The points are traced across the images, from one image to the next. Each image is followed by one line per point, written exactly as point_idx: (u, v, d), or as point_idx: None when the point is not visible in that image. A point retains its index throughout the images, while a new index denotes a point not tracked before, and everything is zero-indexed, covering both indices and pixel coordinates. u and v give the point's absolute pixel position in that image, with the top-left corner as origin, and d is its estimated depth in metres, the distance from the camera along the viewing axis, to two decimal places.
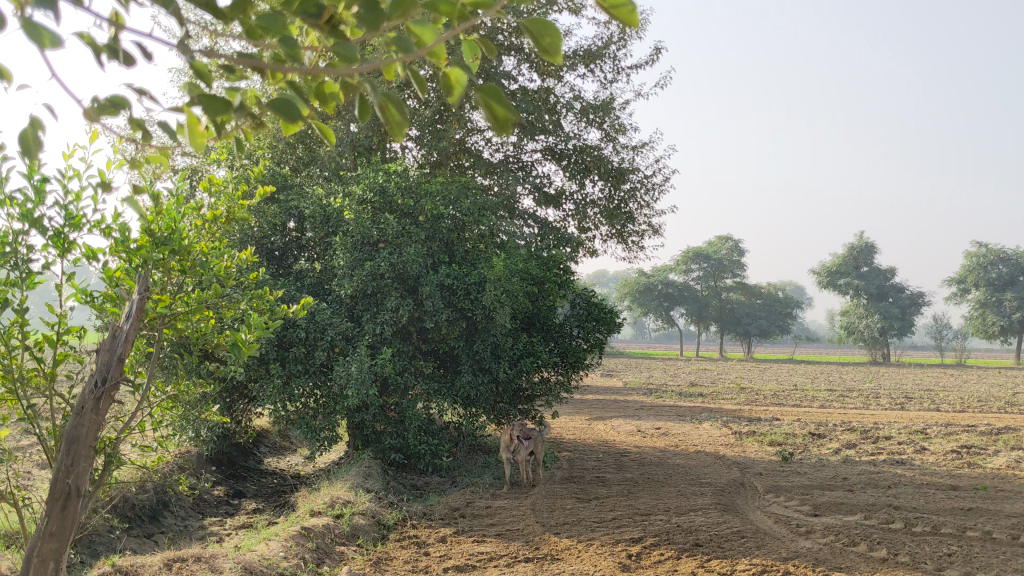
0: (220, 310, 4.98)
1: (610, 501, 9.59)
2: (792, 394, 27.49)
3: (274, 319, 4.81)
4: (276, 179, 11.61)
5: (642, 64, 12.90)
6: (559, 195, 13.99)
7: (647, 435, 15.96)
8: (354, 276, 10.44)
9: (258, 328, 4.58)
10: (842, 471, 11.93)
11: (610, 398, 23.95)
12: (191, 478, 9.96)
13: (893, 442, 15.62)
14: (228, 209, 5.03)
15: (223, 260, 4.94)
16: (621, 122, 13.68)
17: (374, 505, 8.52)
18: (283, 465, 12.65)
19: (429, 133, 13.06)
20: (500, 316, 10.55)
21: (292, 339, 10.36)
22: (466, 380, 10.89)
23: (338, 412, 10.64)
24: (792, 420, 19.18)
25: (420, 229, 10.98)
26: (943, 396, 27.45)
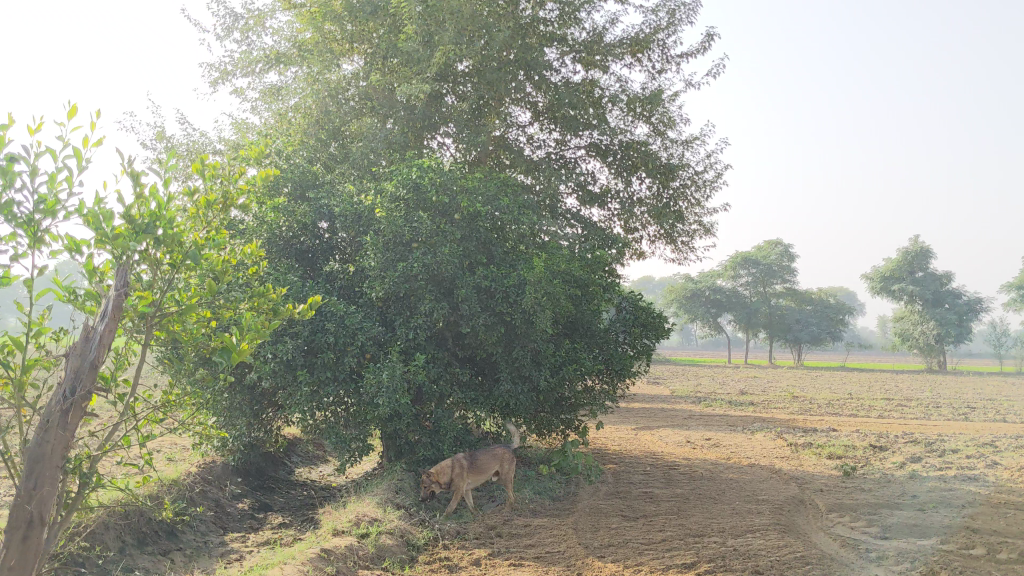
0: (218, 309, 4.38)
1: (660, 520, 8.88)
2: (849, 403, 26.46)
3: (274, 320, 4.28)
4: (306, 176, 11.12)
5: (692, 51, 12.17)
6: (603, 193, 13.32)
7: (697, 446, 15.18)
8: (387, 278, 9.89)
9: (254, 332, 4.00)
10: (911, 488, 11.05)
11: (657, 407, 23.18)
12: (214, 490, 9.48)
13: (961, 455, 14.65)
14: (226, 196, 4.46)
15: (220, 253, 4.34)
16: (670, 116, 12.98)
17: (404, 523, 7.92)
18: (315, 475, 12.15)
19: (467, 128, 12.47)
20: (541, 321, 9.84)
21: (321, 344, 9.80)
22: (507, 389, 10.25)
23: (370, 421, 10.09)
24: (851, 431, 18.23)
25: (456, 228, 10.37)
26: (1006, 406, 26.16)
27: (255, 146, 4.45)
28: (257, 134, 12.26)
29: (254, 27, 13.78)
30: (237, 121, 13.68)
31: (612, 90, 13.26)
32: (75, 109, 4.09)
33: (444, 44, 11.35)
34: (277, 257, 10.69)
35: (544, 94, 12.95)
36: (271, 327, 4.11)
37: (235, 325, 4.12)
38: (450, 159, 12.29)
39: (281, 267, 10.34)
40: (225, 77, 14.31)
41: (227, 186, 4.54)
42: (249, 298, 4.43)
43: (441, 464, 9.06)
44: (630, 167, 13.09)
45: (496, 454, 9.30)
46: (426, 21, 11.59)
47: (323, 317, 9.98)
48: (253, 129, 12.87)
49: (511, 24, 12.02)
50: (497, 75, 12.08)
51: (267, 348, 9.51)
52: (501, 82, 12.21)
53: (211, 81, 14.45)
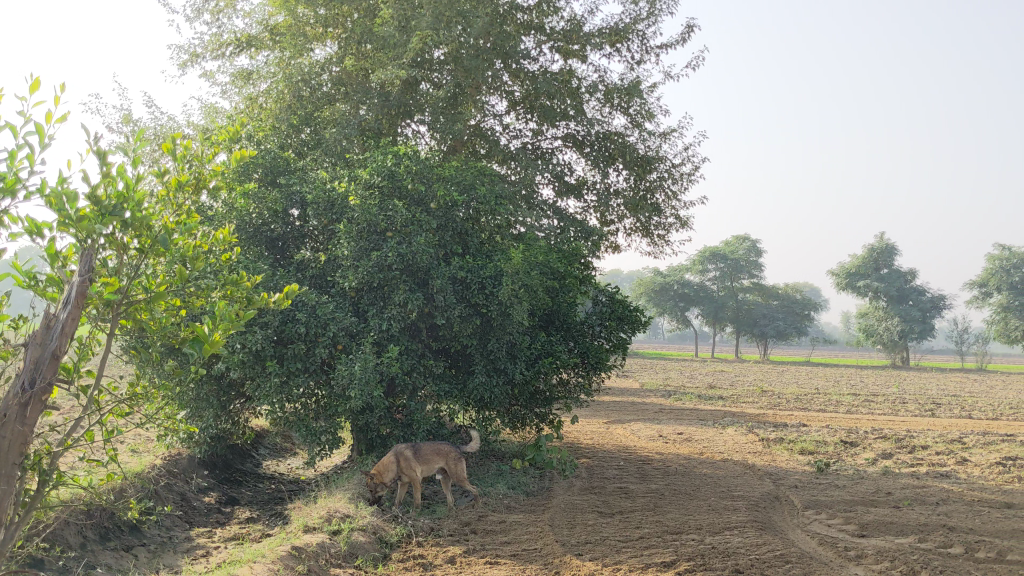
0: (190, 297, 4.18)
1: (636, 516, 8.75)
2: (817, 398, 26.57)
3: (249, 309, 4.07)
4: (277, 162, 10.83)
5: (673, 42, 12.01)
6: (580, 184, 13.16)
7: (669, 441, 15.12)
8: (360, 267, 9.66)
9: (227, 321, 3.80)
10: (884, 485, 11.02)
11: (628, 400, 23.12)
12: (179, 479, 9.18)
13: (931, 452, 14.68)
14: (200, 179, 4.25)
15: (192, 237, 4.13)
16: (648, 107, 12.84)
17: (377, 519, 7.71)
18: (283, 469, 11.90)
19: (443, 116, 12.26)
20: (518, 313, 9.66)
21: (292, 334, 9.56)
22: (481, 382, 10.05)
23: (341, 414, 9.87)
24: (821, 427, 18.26)
25: (432, 217, 10.15)
26: (970, 402, 26.41)
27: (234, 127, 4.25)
28: (228, 118, 11.97)
29: (224, 9, 13.44)
30: (206, 105, 13.36)
31: (590, 80, 13.11)
32: (38, 83, 3.83)
33: (421, 29, 11.12)
34: (247, 245, 10.42)
35: (521, 85, 12.85)
36: (245, 316, 3.89)
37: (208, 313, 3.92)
38: (425, 147, 12.06)
39: (251, 255, 10.08)
40: (194, 61, 13.97)
41: (201, 168, 4.33)
42: (223, 286, 4.20)
43: (385, 462, 8.92)
44: (607, 159, 12.94)
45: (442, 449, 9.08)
46: (401, 5, 11.35)
47: (294, 307, 9.74)
48: (223, 114, 12.56)
49: (489, 10, 11.78)
50: (474, 62, 11.87)
51: (235, 338, 9.24)
52: (478, 70, 11.97)
53: (179, 64, 14.11)
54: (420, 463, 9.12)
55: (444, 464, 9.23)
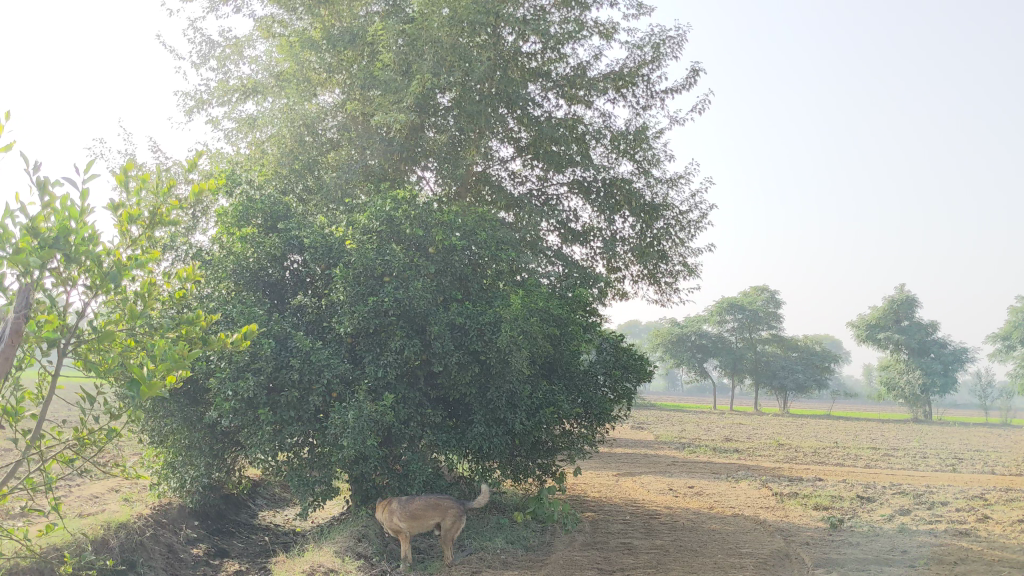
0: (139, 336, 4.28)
1: (637, 574, 8.40)
2: (835, 452, 25.99)
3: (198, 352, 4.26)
4: (277, 207, 10.70)
5: (679, 86, 11.85)
6: (586, 231, 12.98)
7: (679, 494, 14.71)
8: (356, 313, 9.46)
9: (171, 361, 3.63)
10: (900, 542, 10.59)
11: (640, 452, 22.68)
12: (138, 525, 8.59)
13: (951, 508, 14.19)
14: (154, 214, 4.35)
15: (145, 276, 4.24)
16: (655, 153, 12.69)
17: (364, 574, 7.40)
18: (279, 520, 11.59)
19: (447, 162, 12.14)
20: (517, 361, 9.39)
21: (285, 381, 9.35)
22: (479, 431, 9.76)
23: (334, 464, 9.60)
24: (838, 481, 17.78)
25: (431, 262, 9.97)
26: (994, 458, 25.76)
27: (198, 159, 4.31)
28: (230, 163, 11.91)
29: (231, 55, 13.47)
30: (210, 151, 13.33)
31: (596, 126, 13.01)
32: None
33: (422, 74, 11.08)
34: (243, 290, 10.26)
35: (527, 131, 12.74)
36: (187, 359, 4.12)
37: (159, 357, 4.08)
38: (427, 192, 11.94)
39: (247, 300, 9.91)
40: (201, 106, 13.98)
41: (155, 202, 4.42)
42: (175, 325, 4.43)
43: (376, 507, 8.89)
44: (613, 206, 12.76)
45: (428, 502, 8.71)
46: (403, 50, 11.32)
47: (288, 353, 9.54)
48: (226, 159, 12.52)
49: (493, 55, 11.71)
50: (477, 107, 11.79)
51: (226, 385, 9.04)
52: (482, 115, 11.89)
53: (186, 110, 14.14)
54: (414, 516, 8.86)
55: (440, 518, 8.86)
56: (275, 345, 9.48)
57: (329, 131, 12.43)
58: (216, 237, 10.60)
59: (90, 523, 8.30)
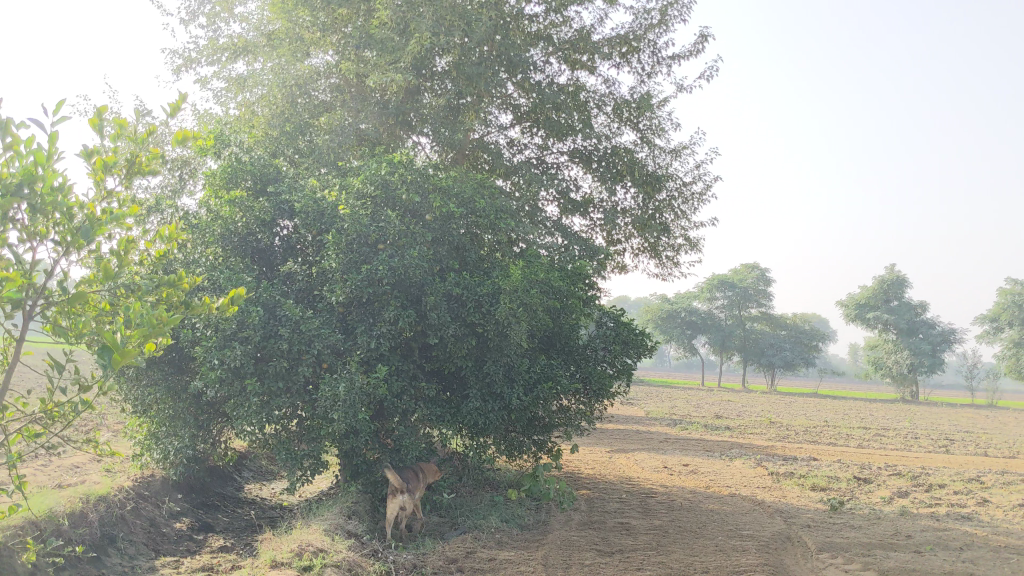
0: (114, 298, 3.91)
1: (637, 556, 8.10)
2: (826, 432, 25.83)
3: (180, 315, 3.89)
4: (267, 169, 10.28)
5: (686, 52, 11.43)
6: (586, 202, 12.60)
7: (674, 472, 14.44)
8: (349, 282, 9.07)
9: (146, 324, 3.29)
10: (904, 526, 10.33)
11: (631, 428, 22.43)
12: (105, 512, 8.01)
13: (949, 491, 13.98)
14: (132, 162, 3.93)
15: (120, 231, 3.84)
16: (659, 122, 12.28)
17: (354, 554, 7.06)
18: (266, 494, 11.26)
19: (444, 127, 11.72)
20: (516, 334, 9.03)
21: (274, 351, 8.96)
22: (475, 406, 9.42)
23: (324, 438, 9.27)
24: (832, 461, 17.56)
25: (427, 229, 9.59)
26: (984, 439, 25.65)
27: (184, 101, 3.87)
28: (218, 123, 11.46)
29: (221, 12, 12.96)
30: (199, 112, 12.87)
31: (598, 93, 12.60)
32: None
33: (421, 33, 10.64)
34: (231, 255, 9.84)
35: (527, 96, 12.31)
36: (167, 324, 3.72)
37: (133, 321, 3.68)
38: (424, 158, 11.52)
39: (235, 267, 9.50)
40: (189, 65, 13.50)
41: (134, 149, 4.01)
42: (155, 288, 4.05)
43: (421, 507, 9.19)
44: (615, 176, 12.36)
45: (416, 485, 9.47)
46: (400, 8, 10.86)
47: (277, 322, 9.15)
48: (215, 119, 12.06)
49: (493, 15, 11.26)
50: (476, 69, 11.38)
51: (213, 354, 8.68)
52: (481, 78, 11.47)
53: (173, 69, 13.65)
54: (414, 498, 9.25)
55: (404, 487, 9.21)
56: (264, 314, 9.09)
57: (322, 93, 11.97)
58: (203, 200, 10.17)
59: (68, 496, 7.95)
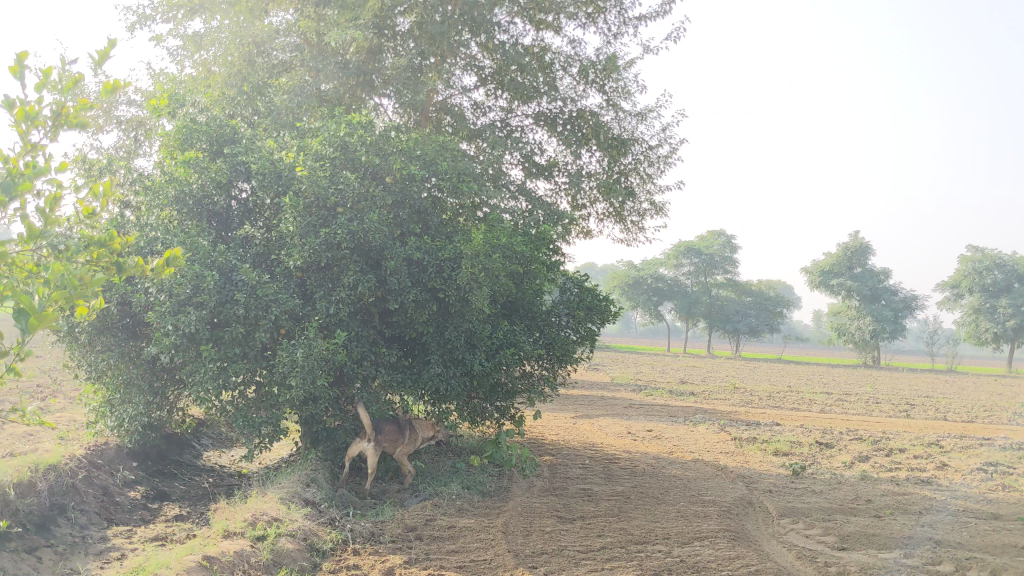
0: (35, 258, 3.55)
1: (599, 522, 8.05)
2: (790, 397, 26.05)
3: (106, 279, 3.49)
4: (223, 130, 9.97)
5: (653, 13, 11.24)
6: (550, 165, 12.43)
7: (638, 438, 14.46)
8: (306, 245, 8.86)
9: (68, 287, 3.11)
10: (863, 491, 10.39)
11: (597, 394, 22.46)
12: (55, 481, 7.84)
13: (909, 455, 14.11)
14: (59, 113, 3.52)
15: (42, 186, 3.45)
16: (625, 85, 12.10)
17: (310, 524, 6.95)
18: (225, 462, 11.08)
19: (405, 87, 11.46)
20: (477, 299, 8.88)
21: (229, 316, 8.75)
22: (436, 372, 9.29)
23: (282, 404, 9.10)
24: (795, 426, 17.68)
25: (387, 192, 9.39)
26: (944, 404, 25.99)
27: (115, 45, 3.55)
28: (173, 82, 11.12)
29: None
30: (153, 71, 12.49)
31: (564, 54, 12.38)
32: None
33: None
34: (185, 219, 9.57)
35: (492, 58, 12.09)
36: (96, 291, 3.36)
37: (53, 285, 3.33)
38: (385, 119, 11.27)
39: (189, 231, 9.25)
40: (144, 22, 13.08)
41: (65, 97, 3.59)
42: (82, 249, 3.66)
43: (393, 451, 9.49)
44: (580, 139, 12.18)
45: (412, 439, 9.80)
46: None
47: (233, 287, 8.93)
48: (170, 78, 11.70)
49: None
50: (439, 28, 11.13)
51: (166, 319, 8.45)
52: (444, 38, 11.20)
53: (127, 26, 13.23)
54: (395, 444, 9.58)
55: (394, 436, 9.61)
56: (220, 278, 8.86)
57: (281, 52, 11.64)
58: (157, 161, 9.88)
59: (16, 465, 7.72)
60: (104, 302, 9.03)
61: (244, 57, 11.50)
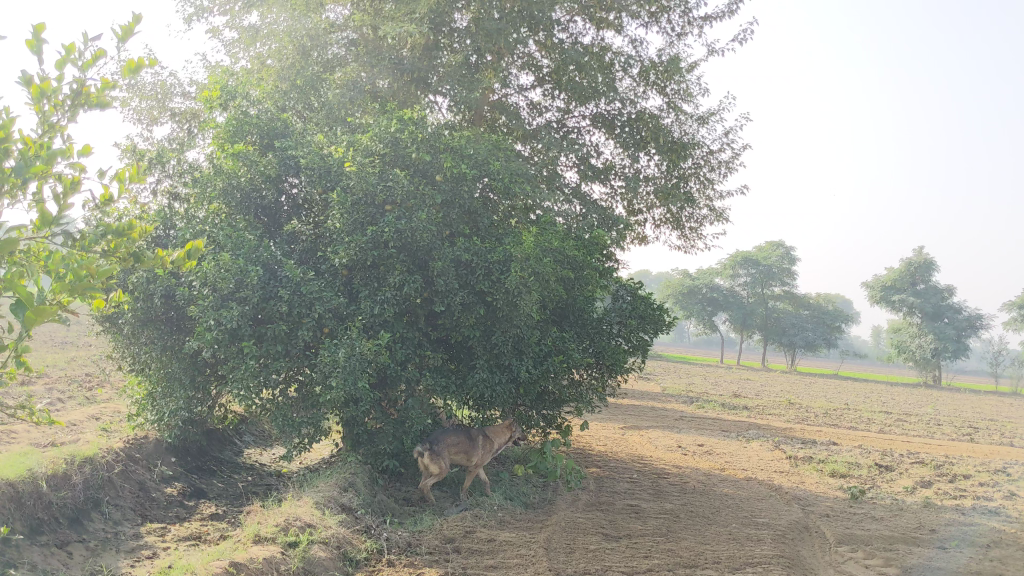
0: (47, 243, 3.35)
1: (646, 542, 7.68)
2: (847, 415, 25.30)
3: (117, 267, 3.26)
4: (274, 124, 9.79)
5: (719, 13, 10.83)
6: (607, 169, 12.08)
7: (689, 452, 14.01)
8: (352, 243, 8.64)
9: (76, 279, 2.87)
10: (927, 520, 9.85)
11: (646, 405, 22.01)
12: (91, 474, 7.71)
13: (975, 482, 13.45)
14: (78, 94, 3.30)
15: (54, 166, 3.24)
16: (687, 87, 11.70)
17: (345, 532, 6.70)
18: (266, 461, 10.94)
19: (460, 85, 11.22)
20: (526, 304, 8.56)
21: (272, 313, 8.55)
22: (481, 378, 9.01)
23: (323, 405, 8.89)
24: (852, 446, 17.05)
25: (437, 191, 9.14)
26: (1010, 428, 25.00)
27: (138, 22, 3.34)
28: (227, 74, 11.02)
29: None
30: (208, 63, 12.44)
31: (625, 55, 12.02)
32: None
33: None
34: (234, 212, 9.43)
35: (550, 58, 11.83)
36: (107, 280, 3.12)
37: (60, 271, 3.10)
38: (439, 117, 11.04)
39: (236, 225, 9.10)
40: (201, 15, 13.04)
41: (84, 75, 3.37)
42: (96, 235, 3.44)
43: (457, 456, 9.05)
44: (639, 142, 11.83)
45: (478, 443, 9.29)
46: None
47: (277, 283, 8.74)
48: (225, 70, 11.62)
49: None
50: (495, 24, 10.86)
51: (209, 314, 8.29)
52: (501, 34, 10.91)
53: (185, 19, 13.20)
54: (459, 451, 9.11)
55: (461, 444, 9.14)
56: (264, 274, 8.67)
57: (336, 47, 11.49)
58: (208, 154, 9.76)
59: (52, 456, 7.61)
60: (148, 295, 8.92)
61: (298, 51, 11.36)
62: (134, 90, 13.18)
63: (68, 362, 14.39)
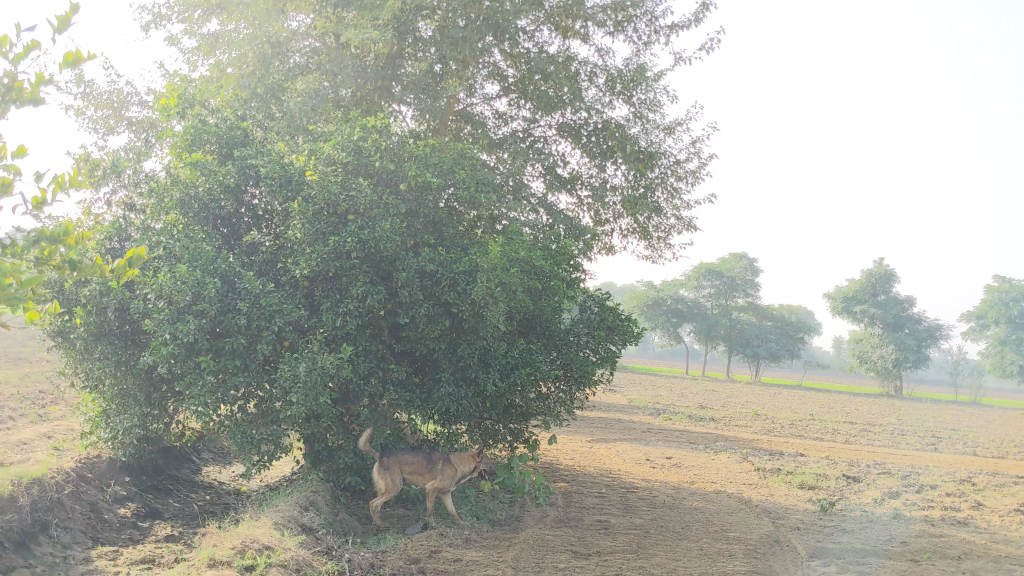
0: None
1: (616, 559, 7.50)
2: (812, 425, 25.36)
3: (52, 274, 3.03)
4: (234, 132, 9.51)
5: (686, 22, 10.74)
6: (573, 178, 11.94)
7: (657, 465, 13.88)
8: (313, 253, 8.40)
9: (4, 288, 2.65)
10: (896, 531, 9.78)
11: (613, 417, 21.89)
12: (39, 496, 7.39)
13: (942, 492, 13.44)
14: (11, 89, 3.08)
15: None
16: (654, 96, 11.61)
17: (304, 554, 6.44)
18: (225, 479, 10.64)
19: (423, 94, 11.04)
20: (492, 316, 8.35)
21: (231, 326, 8.28)
22: (447, 392, 8.81)
23: (284, 421, 8.62)
24: (819, 457, 17.03)
25: (401, 201, 8.93)
26: (971, 437, 25.20)
27: (77, 11, 3.11)
28: (186, 82, 10.76)
29: None
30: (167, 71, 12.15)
31: (591, 64, 11.91)
32: None
33: None
34: (191, 223, 9.15)
35: (516, 67, 11.71)
36: (40, 288, 2.89)
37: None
38: (403, 126, 10.84)
39: (193, 235, 8.82)
40: (159, 22, 12.74)
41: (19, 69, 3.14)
42: (32, 242, 3.20)
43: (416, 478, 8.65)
44: (605, 151, 11.70)
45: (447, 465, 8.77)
46: None
47: (236, 295, 8.46)
48: (183, 78, 11.34)
49: None
50: (461, 32, 10.69)
51: (164, 328, 8.00)
52: (466, 42, 10.75)
53: (143, 26, 12.90)
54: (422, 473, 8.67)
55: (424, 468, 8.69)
56: (222, 286, 8.40)
57: (298, 55, 11.26)
58: (165, 163, 9.50)
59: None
60: (102, 308, 8.62)
61: (259, 58, 11.11)
62: (89, 98, 12.84)
63: (20, 379, 13.95)
